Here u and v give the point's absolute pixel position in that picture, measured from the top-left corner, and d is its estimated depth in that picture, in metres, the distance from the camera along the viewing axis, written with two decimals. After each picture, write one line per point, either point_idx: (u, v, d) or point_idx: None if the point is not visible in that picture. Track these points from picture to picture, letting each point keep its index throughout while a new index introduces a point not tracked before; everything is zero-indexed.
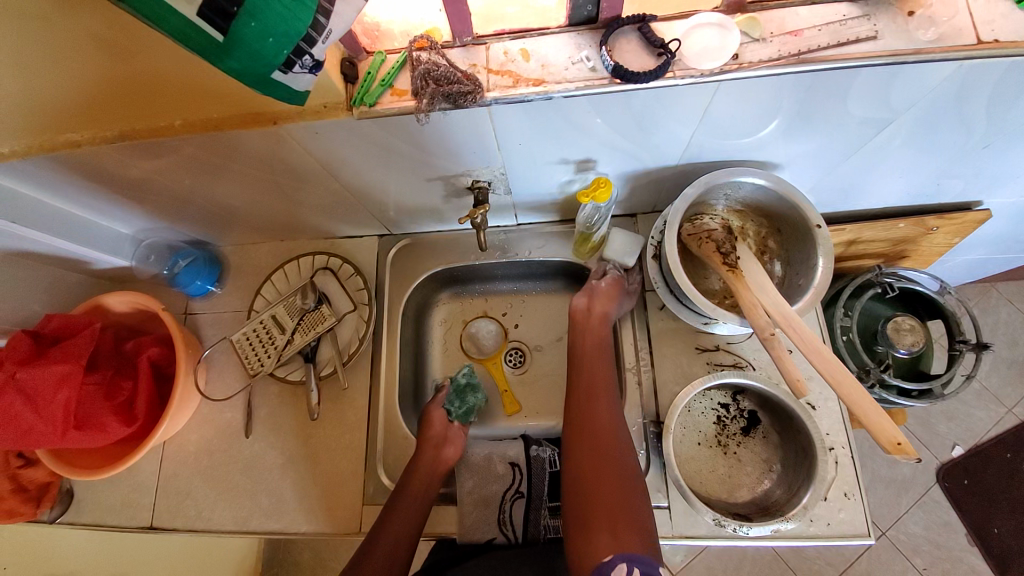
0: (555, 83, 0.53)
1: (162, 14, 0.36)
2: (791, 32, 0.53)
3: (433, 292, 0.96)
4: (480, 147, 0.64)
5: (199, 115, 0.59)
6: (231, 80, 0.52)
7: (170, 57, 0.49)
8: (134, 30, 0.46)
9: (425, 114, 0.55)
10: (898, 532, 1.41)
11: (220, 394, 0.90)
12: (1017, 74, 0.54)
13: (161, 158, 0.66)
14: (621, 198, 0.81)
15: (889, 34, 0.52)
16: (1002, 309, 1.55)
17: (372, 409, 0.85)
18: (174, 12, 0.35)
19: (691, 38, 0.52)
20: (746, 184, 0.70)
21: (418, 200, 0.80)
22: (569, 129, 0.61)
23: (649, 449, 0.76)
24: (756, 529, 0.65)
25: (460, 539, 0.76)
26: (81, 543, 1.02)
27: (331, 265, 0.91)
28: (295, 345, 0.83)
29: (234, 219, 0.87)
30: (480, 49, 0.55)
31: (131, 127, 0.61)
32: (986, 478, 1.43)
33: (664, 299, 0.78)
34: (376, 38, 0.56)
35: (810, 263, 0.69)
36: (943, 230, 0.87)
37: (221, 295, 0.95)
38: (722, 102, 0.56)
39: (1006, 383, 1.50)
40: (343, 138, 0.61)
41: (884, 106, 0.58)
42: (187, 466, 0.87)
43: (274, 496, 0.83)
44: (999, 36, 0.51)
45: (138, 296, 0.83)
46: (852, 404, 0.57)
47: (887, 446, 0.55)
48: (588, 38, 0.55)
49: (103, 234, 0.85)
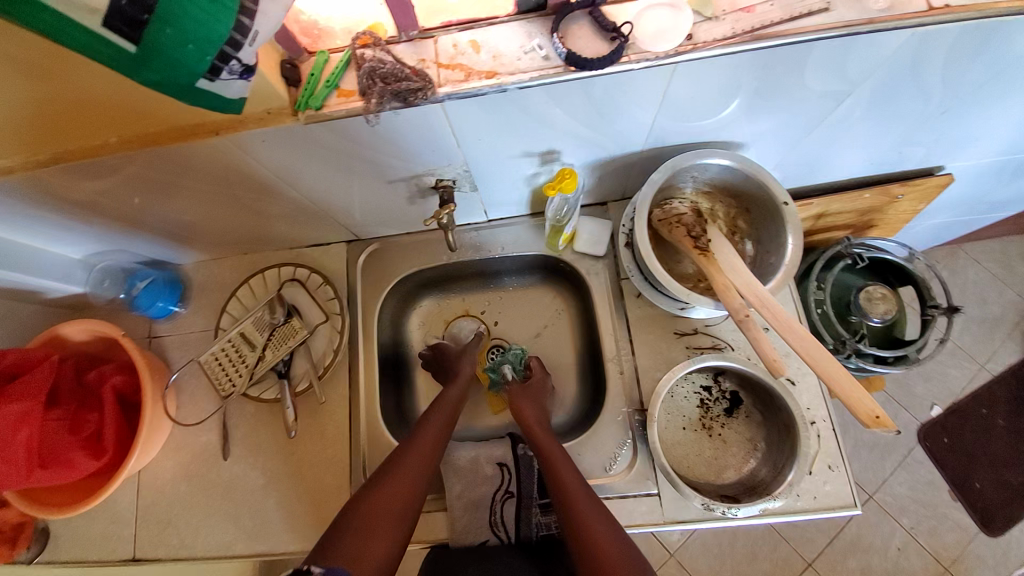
0: (508, 74, 0.51)
1: (68, 27, 0.33)
2: (743, 9, 0.52)
3: (408, 296, 0.94)
4: (439, 146, 0.62)
5: (135, 130, 0.56)
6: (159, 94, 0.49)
7: (91, 74, 0.46)
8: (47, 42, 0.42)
9: (376, 115, 0.53)
10: (884, 493, 1.46)
11: (193, 418, 0.87)
12: (971, 38, 0.54)
13: (101, 179, 0.63)
14: (589, 187, 0.80)
15: (841, 5, 0.51)
16: (970, 269, 1.59)
17: (352, 421, 0.83)
18: (82, 23, 0.33)
19: (644, 20, 0.51)
20: (712, 165, 0.70)
21: (383, 204, 0.78)
22: (528, 121, 0.59)
23: (635, 439, 0.76)
24: (744, 510, 0.65)
25: (453, 545, 0.75)
26: None
27: (299, 276, 0.88)
28: (266, 362, 0.81)
29: (191, 235, 0.83)
30: (428, 43, 0.53)
31: (63, 148, 0.57)
32: (964, 435, 1.49)
33: (640, 287, 0.77)
34: (317, 36, 0.53)
35: (779, 241, 0.69)
36: (908, 197, 0.88)
37: (187, 314, 0.91)
38: (680, 83, 0.55)
39: (977, 341, 1.55)
40: (293, 146, 0.58)
41: (842, 78, 0.58)
42: (165, 494, 0.84)
43: (260, 517, 0.81)
44: (948, 1, 0.51)
45: (97, 324, 0.79)
46: (828, 376, 0.57)
47: (867, 420, 0.54)
48: (539, 26, 0.53)
49: (51, 261, 0.80)
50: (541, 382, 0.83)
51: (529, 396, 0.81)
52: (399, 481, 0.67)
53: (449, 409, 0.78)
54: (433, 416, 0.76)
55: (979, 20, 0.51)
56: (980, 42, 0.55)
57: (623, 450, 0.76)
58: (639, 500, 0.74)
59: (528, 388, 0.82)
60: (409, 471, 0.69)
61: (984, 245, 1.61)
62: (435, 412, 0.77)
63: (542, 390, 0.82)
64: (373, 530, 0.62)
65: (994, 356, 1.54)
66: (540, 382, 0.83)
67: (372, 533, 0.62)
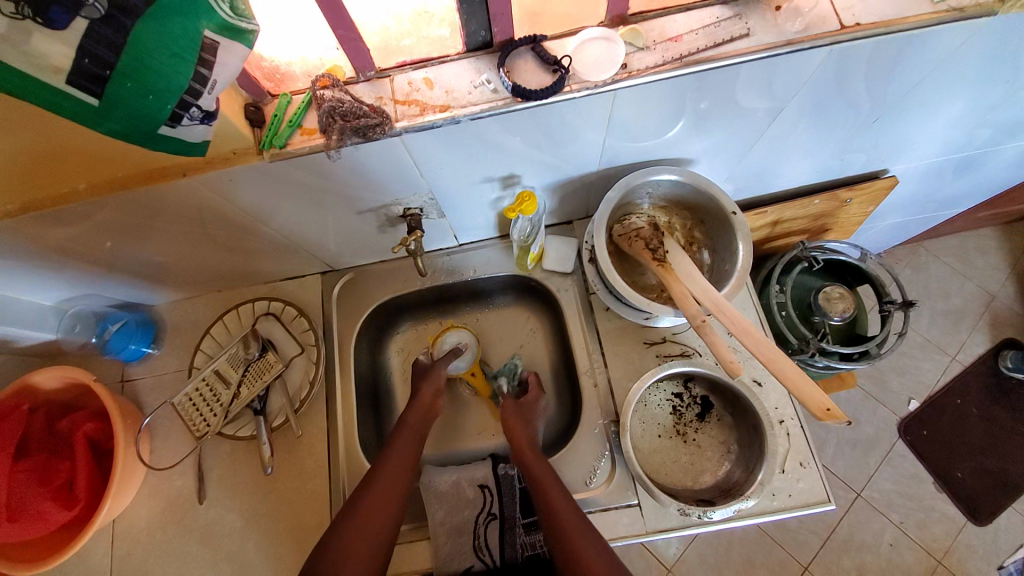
0: (460, 107, 0.55)
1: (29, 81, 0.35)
2: (671, 39, 0.57)
3: (385, 323, 0.95)
4: (402, 176, 0.65)
5: (104, 176, 0.58)
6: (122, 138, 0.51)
7: (56, 124, 0.48)
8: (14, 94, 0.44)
9: (337, 150, 0.56)
10: (872, 490, 1.47)
11: (167, 461, 0.85)
12: (884, 54, 0.58)
13: (71, 227, 0.64)
14: (553, 208, 0.84)
15: (760, 30, 0.56)
16: (932, 265, 1.67)
17: (332, 452, 0.83)
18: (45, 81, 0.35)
19: (582, 53, 0.55)
20: (663, 181, 0.74)
21: (354, 234, 0.80)
22: (485, 149, 0.62)
23: (612, 450, 0.77)
24: (719, 513, 0.66)
25: (438, 573, 0.74)
26: None
27: (273, 309, 0.89)
28: (241, 398, 0.81)
29: (165, 275, 0.84)
30: (385, 82, 0.56)
31: (31, 199, 0.58)
32: (941, 426, 1.53)
33: (606, 300, 0.80)
34: (280, 81, 0.56)
35: (731, 248, 0.73)
36: (858, 200, 0.94)
37: (161, 355, 0.91)
38: (623, 107, 0.59)
39: (946, 333, 1.61)
40: (259, 183, 0.61)
41: (772, 95, 0.62)
42: (139, 543, 0.82)
43: (239, 559, 0.79)
44: (860, 20, 0.56)
45: (70, 371, 0.78)
46: (782, 374, 0.59)
47: (819, 414, 0.56)
48: (487, 62, 0.57)
49: (22, 309, 0.80)
50: (536, 402, 0.83)
51: (524, 417, 0.80)
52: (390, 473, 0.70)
53: (416, 426, 0.78)
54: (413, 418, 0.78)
55: (890, 34, 0.55)
56: (893, 58, 0.60)
57: (602, 463, 0.77)
58: (621, 512, 0.74)
59: (523, 403, 0.83)
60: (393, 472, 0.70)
61: (941, 241, 1.69)
62: (402, 432, 0.76)
63: (535, 406, 0.83)
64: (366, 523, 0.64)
65: (963, 347, 1.59)
66: (532, 402, 0.83)
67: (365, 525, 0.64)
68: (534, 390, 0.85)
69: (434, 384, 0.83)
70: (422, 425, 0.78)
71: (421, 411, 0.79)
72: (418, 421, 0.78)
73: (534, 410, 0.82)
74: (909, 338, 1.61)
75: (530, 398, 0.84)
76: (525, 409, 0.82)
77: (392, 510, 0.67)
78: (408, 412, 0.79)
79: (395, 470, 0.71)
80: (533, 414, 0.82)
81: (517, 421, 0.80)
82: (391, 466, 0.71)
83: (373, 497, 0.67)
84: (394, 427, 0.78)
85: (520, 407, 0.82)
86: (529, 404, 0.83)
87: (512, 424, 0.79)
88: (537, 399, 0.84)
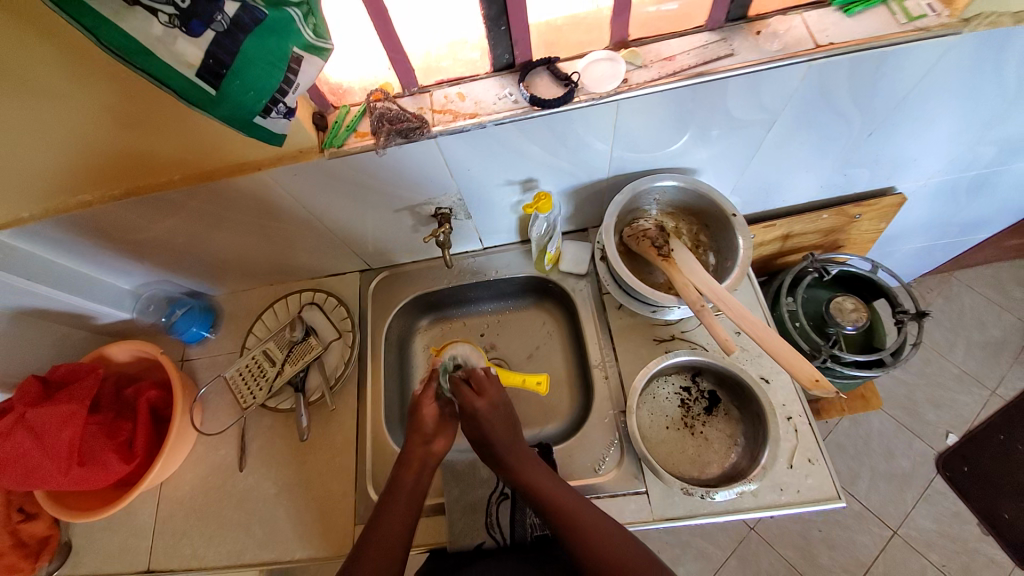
0: (487, 114, 0.65)
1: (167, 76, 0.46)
2: (666, 58, 0.66)
3: (414, 319, 1.05)
4: (435, 176, 0.75)
5: (194, 169, 0.71)
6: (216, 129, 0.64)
7: (168, 116, 0.62)
8: (143, 95, 0.58)
9: (384, 149, 0.67)
10: (909, 528, 1.39)
11: (216, 429, 0.94)
12: (863, 67, 0.65)
13: (163, 212, 0.78)
14: (569, 214, 0.92)
15: (744, 50, 0.65)
16: (966, 295, 1.63)
17: (359, 430, 0.90)
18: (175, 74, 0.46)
19: (589, 71, 0.65)
20: (668, 187, 0.82)
21: (392, 233, 0.91)
22: (507, 153, 0.72)
23: (621, 440, 0.81)
24: (721, 495, 0.69)
25: (451, 547, 0.78)
26: None
27: (317, 300, 1.00)
28: (284, 375, 0.90)
29: (228, 266, 0.97)
30: (425, 96, 0.68)
31: (135, 185, 0.73)
32: (985, 463, 1.44)
33: (616, 296, 0.86)
34: (341, 95, 0.69)
35: (733, 247, 0.79)
36: (866, 216, 0.99)
37: (217, 338, 1.02)
38: (626, 117, 0.68)
39: (984, 365, 1.54)
40: (319, 178, 0.73)
41: (762, 107, 0.70)
42: (182, 507, 0.90)
43: (269, 526, 0.86)
44: (834, 40, 0.64)
45: (138, 344, 0.90)
46: (774, 352, 0.66)
47: (807, 382, 0.62)
48: (510, 79, 0.68)
49: (108, 288, 0.94)
50: (479, 412, 0.77)
51: (483, 437, 0.76)
52: (412, 464, 0.77)
53: (411, 490, 0.75)
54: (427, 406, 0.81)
55: (862, 51, 0.63)
56: (872, 72, 0.67)
57: (611, 451, 0.81)
58: (628, 498, 0.77)
59: (466, 419, 0.78)
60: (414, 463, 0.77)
61: (975, 271, 1.65)
62: (396, 497, 0.74)
63: (478, 416, 0.77)
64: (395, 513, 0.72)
65: (1004, 381, 1.52)
66: (484, 376, 0.81)
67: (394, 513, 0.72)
68: (463, 404, 0.78)
69: (425, 433, 0.79)
70: (417, 484, 0.76)
71: (412, 471, 0.76)
72: (411, 484, 0.75)
73: (480, 422, 0.77)
74: (944, 369, 1.55)
75: (471, 413, 0.77)
76: (475, 428, 0.77)
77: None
78: (399, 474, 0.76)
79: (388, 540, 0.70)
80: (482, 425, 0.76)
81: (485, 448, 0.77)
82: (382, 536, 0.70)
83: (370, 554, 0.68)
84: (388, 488, 0.76)
85: (472, 430, 0.78)
86: (472, 422, 0.77)
87: (482, 449, 0.77)
88: (478, 399, 0.78)
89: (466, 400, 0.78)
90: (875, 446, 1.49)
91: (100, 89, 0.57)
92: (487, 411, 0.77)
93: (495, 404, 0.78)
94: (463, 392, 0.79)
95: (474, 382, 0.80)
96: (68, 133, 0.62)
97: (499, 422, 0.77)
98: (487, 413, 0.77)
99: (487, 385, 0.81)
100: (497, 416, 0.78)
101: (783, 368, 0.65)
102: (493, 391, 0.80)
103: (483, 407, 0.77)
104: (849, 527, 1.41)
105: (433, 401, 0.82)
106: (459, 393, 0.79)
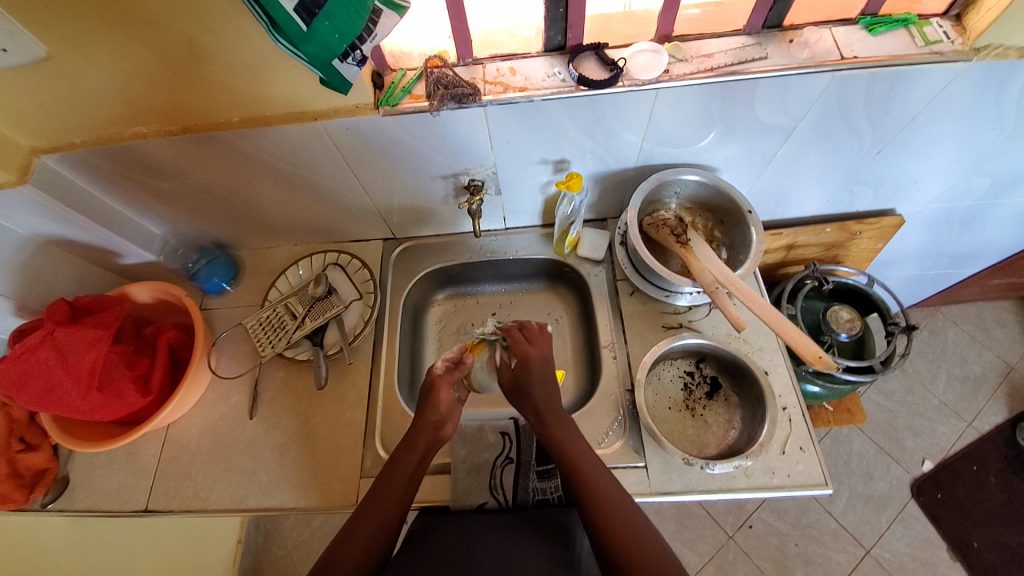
0: (536, 89, 0.71)
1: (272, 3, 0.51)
2: (705, 55, 0.72)
3: (431, 291, 1.08)
4: (476, 146, 0.80)
5: (253, 113, 0.75)
6: (285, 74, 0.69)
7: (241, 56, 0.66)
8: (219, 30, 0.62)
9: (436, 111, 0.72)
10: (882, 549, 1.43)
11: (231, 371, 0.96)
12: (881, 83, 0.72)
13: (210, 154, 0.81)
14: (593, 200, 0.97)
15: (777, 54, 0.71)
16: (950, 330, 1.70)
17: (372, 387, 0.92)
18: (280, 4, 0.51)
19: (635, 58, 0.71)
20: (689, 181, 0.88)
21: (423, 202, 0.95)
22: (547, 131, 0.78)
23: (625, 416, 0.84)
24: (720, 466, 0.74)
25: (453, 505, 0.80)
26: (53, 540, 1.07)
27: (341, 261, 1.02)
28: (304, 329, 0.92)
29: (258, 222, 1.00)
30: (478, 67, 0.74)
31: (193, 123, 0.76)
32: (958, 491, 1.49)
33: (631, 277, 0.93)
34: (399, 58, 0.74)
35: (746, 242, 0.85)
36: (866, 234, 1.05)
37: (235, 292, 1.04)
38: (662, 107, 0.74)
39: (963, 398, 1.61)
40: (367, 136, 0.77)
41: (786, 113, 0.76)
42: (187, 449, 0.90)
43: (274, 473, 0.87)
44: (858, 54, 0.70)
45: (161, 285, 0.92)
46: (782, 332, 0.73)
47: (812, 358, 0.71)
48: (559, 60, 0.74)
49: (136, 229, 0.97)
50: (530, 357, 0.80)
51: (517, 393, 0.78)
52: (422, 436, 0.76)
53: (412, 470, 0.74)
54: (443, 385, 0.79)
55: (882, 67, 0.69)
56: (888, 90, 0.73)
57: (614, 426, 0.84)
58: (628, 471, 0.80)
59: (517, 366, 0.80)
60: (419, 442, 0.76)
61: (960, 309, 1.73)
62: (397, 471, 0.74)
63: (529, 362, 0.80)
64: (394, 486, 0.72)
65: (981, 414, 1.59)
66: (534, 329, 0.83)
67: (393, 488, 0.72)
68: (517, 348, 0.80)
69: (437, 415, 0.77)
70: (419, 467, 0.75)
71: (418, 453, 0.75)
72: (412, 466, 0.74)
73: (521, 379, 0.79)
74: (925, 399, 1.61)
75: (522, 357, 0.80)
76: (522, 376, 0.79)
77: (377, 553, 0.67)
78: (401, 452, 0.76)
79: (381, 515, 0.69)
80: (531, 375, 0.79)
81: (519, 396, 0.79)
82: (377, 509, 0.70)
83: (369, 518, 0.69)
84: (388, 464, 0.75)
85: (516, 376, 0.80)
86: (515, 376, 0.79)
87: (518, 398, 0.79)
88: (530, 347, 0.81)
89: (518, 344, 0.81)
90: (855, 466, 1.54)
91: (183, 21, 0.60)
92: (537, 356, 0.80)
93: (545, 355, 0.82)
94: (517, 338, 0.82)
95: (526, 331, 0.83)
96: (142, 60, 0.65)
97: (546, 376, 0.80)
98: (537, 361, 0.80)
99: (539, 339, 0.83)
100: (546, 368, 0.80)
101: (790, 346, 0.73)
102: (545, 342, 0.83)
103: (534, 354, 0.81)
104: (825, 542, 1.45)
105: (450, 385, 0.80)
106: (511, 339, 0.82)
